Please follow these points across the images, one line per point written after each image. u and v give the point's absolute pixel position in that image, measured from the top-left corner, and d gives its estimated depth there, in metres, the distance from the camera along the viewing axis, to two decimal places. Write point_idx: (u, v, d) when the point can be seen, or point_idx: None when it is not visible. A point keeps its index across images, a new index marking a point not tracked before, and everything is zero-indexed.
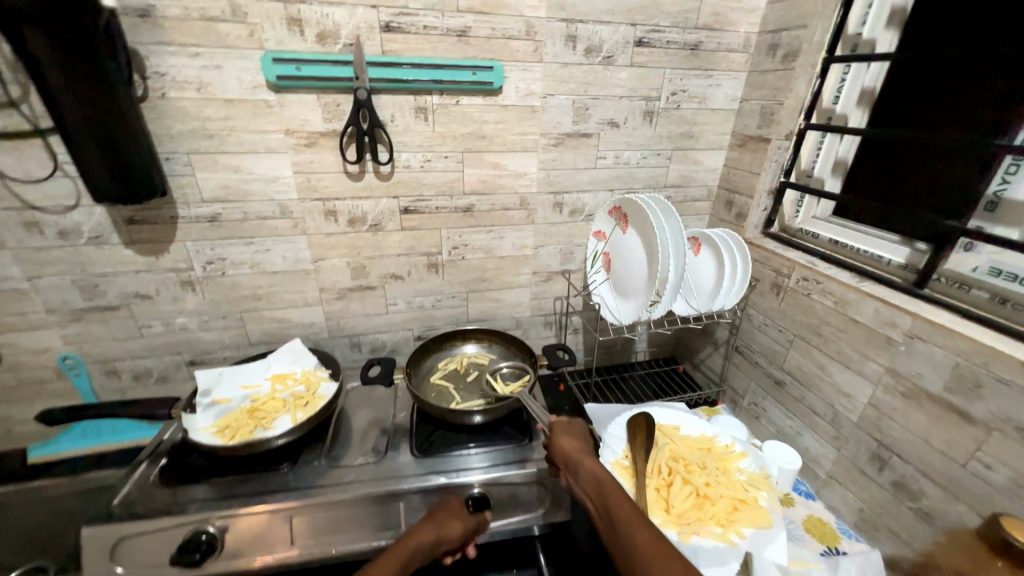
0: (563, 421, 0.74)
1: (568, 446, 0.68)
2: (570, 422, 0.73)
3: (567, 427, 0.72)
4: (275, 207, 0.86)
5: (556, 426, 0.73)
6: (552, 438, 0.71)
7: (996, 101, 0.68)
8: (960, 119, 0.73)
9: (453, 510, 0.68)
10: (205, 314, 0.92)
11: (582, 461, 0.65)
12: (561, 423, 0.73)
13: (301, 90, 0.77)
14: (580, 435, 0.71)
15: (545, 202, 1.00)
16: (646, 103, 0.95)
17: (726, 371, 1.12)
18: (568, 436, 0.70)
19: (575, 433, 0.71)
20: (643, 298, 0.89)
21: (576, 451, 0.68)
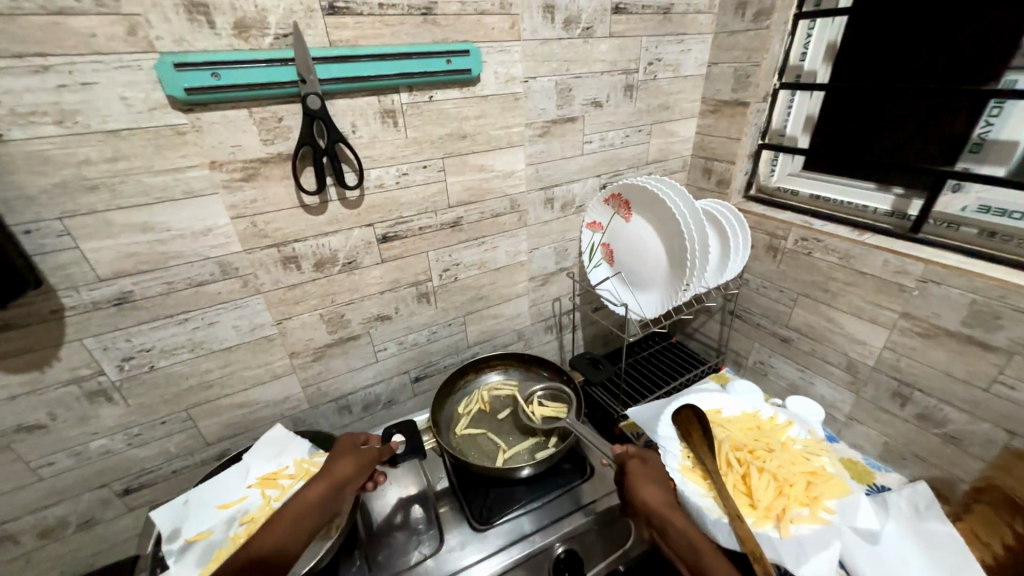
0: (638, 458, 0.65)
1: (650, 496, 0.60)
2: (647, 463, 0.65)
3: (645, 468, 0.64)
4: (212, 266, 0.64)
5: (630, 468, 0.64)
6: (629, 486, 0.62)
7: (966, 42, 0.69)
8: (924, 65, 0.73)
9: (338, 454, 0.65)
10: (133, 427, 0.68)
11: (670, 515, 0.58)
12: (636, 463, 0.64)
13: (224, 104, 0.56)
14: (658, 476, 0.63)
15: (536, 200, 0.89)
16: (626, 77, 0.88)
17: (726, 336, 1.14)
18: (647, 482, 0.62)
19: (653, 476, 0.63)
20: (672, 286, 0.84)
21: (661, 502, 0.59)
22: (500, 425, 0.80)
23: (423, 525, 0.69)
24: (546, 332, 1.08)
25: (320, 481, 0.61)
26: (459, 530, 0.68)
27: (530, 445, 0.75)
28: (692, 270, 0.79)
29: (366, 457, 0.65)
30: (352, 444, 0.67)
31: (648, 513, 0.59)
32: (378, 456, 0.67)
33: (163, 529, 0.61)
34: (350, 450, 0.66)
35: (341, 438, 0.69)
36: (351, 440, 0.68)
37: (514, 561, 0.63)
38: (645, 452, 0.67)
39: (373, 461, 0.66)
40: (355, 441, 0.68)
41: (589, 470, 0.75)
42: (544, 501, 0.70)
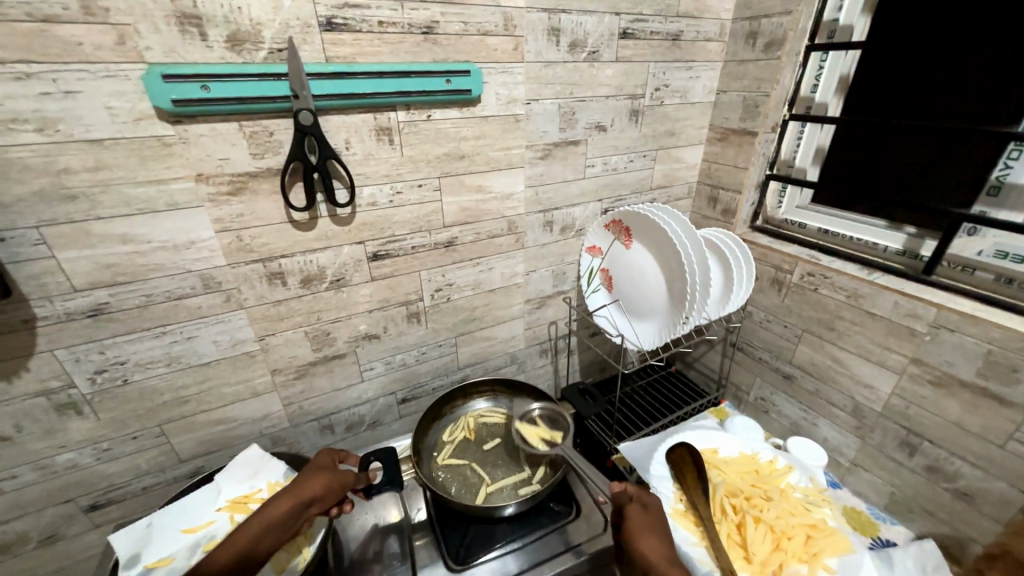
0: (638, 503, 0.61)
1: (650, 549, 0.56)
2: (647, 510, 0.61)
3: (646, 513, 0.60)
4: (194, 280, 0.62)
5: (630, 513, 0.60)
6: (628, 535, 0.58)
7: (981, 81, 0.66)
8: (938, 103, 0.71)
9: (312, 472, 0.62)
10: (103, 441, 0.66)
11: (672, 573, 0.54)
12: (636, 508, 0.61)
13: (213, 116, 0.55)
14: (658, 523, 0.59)
15: (535, 222, 0.87)
16: (632, 102, 0.86)
17: (727, 368, 1.10)
18: (647, 531, 0.58)
19: (654, 524, 0.59)
20: (671, 318, 0.81)
21: (662, 556, 0.55)
22: (486, 455, 0.76)
23: (397, 560, 0.66)
24: (540, 356, 1.04)
25: (289, 496, 0.58)
26: (434, 568, 0.64)
27: (515, 479, 0.71)
28: (692, 303, 0.76)
29: (339, 479, 0.62)
30: (330, 463, 0.65)
31: (647, 567, 0.55)
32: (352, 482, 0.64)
33: (122, 555, 0.58)
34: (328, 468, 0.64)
35: (320, 454, 0.66)
36: (328, 459, 0.65)
37: None
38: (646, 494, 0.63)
39: (346, 485, 0.63)
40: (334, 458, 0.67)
41: (575, 510, 0.71)
42: (525, 542, 0.67)
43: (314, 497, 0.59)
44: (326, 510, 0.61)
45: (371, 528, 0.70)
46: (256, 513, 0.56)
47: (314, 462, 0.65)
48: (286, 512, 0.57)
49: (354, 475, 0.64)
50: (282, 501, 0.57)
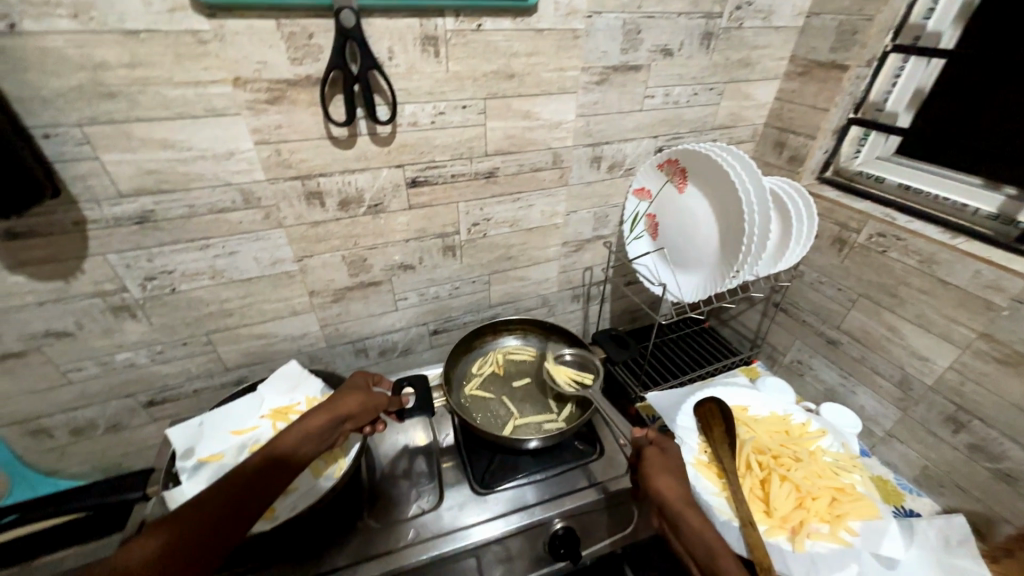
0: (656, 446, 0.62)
1: (668, 488, 0.57)
2: (667, 454, 0.61)
3: (664, 456, 0.61)
4: (234, 193, 0.61)
5: (647, 453, 0.61)
6: (644, 474, 0.59)
7: None
8: None
9: (346, 392, 0.64)
10: (156, 344, 0.69)
11: (687, 512, 0.55)
12: (654, 450, 0.61)
13: (249, 11, 0.50)
14: (675, 466, 0.60)
15: (582, 157, 0.80)
16: (706, 22, 0.75)
17: (765, 328, 1.06)
18: (664, 471, 0.59)
19: (672, 467, 0.60)
20: (721, 267, 0.77)
21: (679, 495, 0.56)
22: (514, 391, 0.77)
23: (425, 478, 0.70)
24: (572, 300, 1.03)
25: (328, 411, 0.60)
26: (459, 489, 0.67)
27: (541, 416, 0.72)
28: (747, 256, 0.71)
29: (373, 402, 0.65)
30: (364, 384, 0.67)
31: (663, 504, 0.56)
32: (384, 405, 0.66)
33: (178, 448, 0.63)
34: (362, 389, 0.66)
35: (353, 376, 0.68)
36: (360, 381, 0.67)
37: (510, 529, 0.62)
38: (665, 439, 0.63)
39: (378, 408, 0.65)
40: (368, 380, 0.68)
41: (598, 451, 0.72)
42: (547, 475, 0.69)
43: (350, 414, 0.61)
44: (359, 427, 0.64)
45: (401, 448, 0.74)
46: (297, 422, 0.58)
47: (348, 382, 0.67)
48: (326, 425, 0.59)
49: (386, 399, 0.67)
50: (322, 415, 0.60)
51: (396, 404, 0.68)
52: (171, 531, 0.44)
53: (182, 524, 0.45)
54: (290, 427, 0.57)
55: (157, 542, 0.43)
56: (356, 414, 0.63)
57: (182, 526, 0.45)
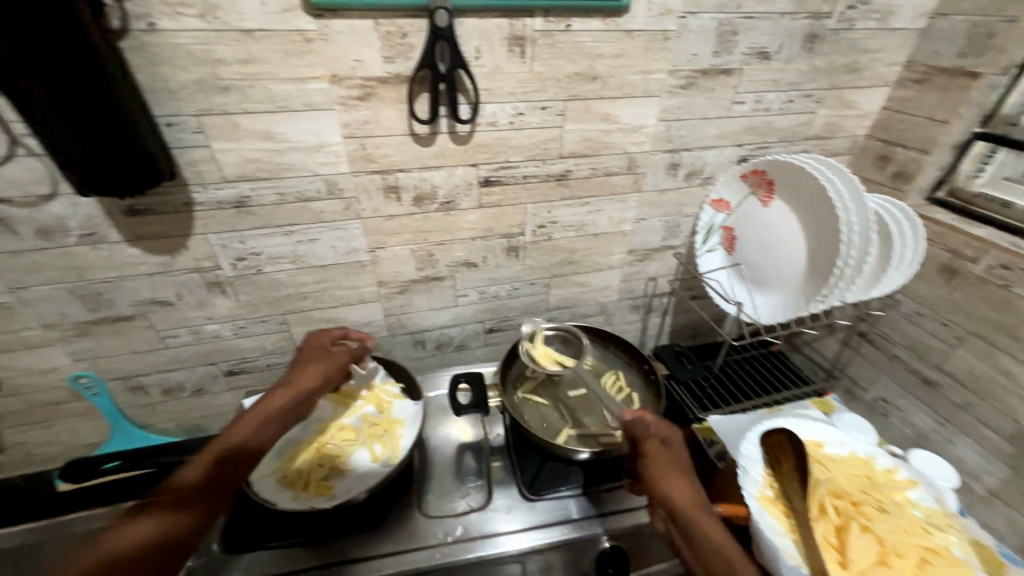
0: (655, 440, 0.60)
1: (676, 490, 0.56)
2: (671, 449, 0.60)
3: (663, 451, 0.59)
4: (320, 184, 0.64)
5: (648, 449, 0.59)
6: (649, 474, 0.58)
7: None
8: None
9: (301, 360, 0.67)
10: (240, 320, 0.75)
11: (694, 516, 0.54)
12: (654, 447, 0.59)
13: (351, 11, 0.53)
14: (676, 460, 0.59)
15: (658, 163, 0.77)
16: (811, 23, 0.69)
17: (846, 359, 0.96)
18: (668, 469, 0.58)
19: (676, 464, 0.58)
20: (805, 287, 0.71)
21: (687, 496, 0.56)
22: (569, 399, 0.75)
23: (474, 476, 0.70)
24: (632, 310, 0.99)
25: (298, 380, 0.64)
26: (508, 491, 0.67)
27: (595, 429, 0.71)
28: (839, 279, 0.66)
29: (333, 362, 0.68)
30: (320, 349, 0.69)
31: (672, 507, 0.55)
32: (343, 364, 0.69)
33: None
34: (318, 356, 0.68)
35: (305, 341, 0.70)
36: (315, 344, 0.69)
37: (558, 540, 0.61)
38: (659, 430, 0.61)
39: (337, 368, 0.68)
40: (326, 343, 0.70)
41: None
42: (598, 488, 0.67)
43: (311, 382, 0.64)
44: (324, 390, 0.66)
45: (452, 443, 0.75)
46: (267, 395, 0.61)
47: (306, 348, 0.69)
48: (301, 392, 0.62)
49: (346, 355, 0.70)
50: (294, 385, 0.63)
51: (361, 352, 0.71)
52: (199, 507, 0.46)
53: (201, 496, 0.47)
54: (262, 402, 0.59)
55: (189, 518, 0.46)
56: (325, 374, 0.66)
57: (205, 501, 0.47)
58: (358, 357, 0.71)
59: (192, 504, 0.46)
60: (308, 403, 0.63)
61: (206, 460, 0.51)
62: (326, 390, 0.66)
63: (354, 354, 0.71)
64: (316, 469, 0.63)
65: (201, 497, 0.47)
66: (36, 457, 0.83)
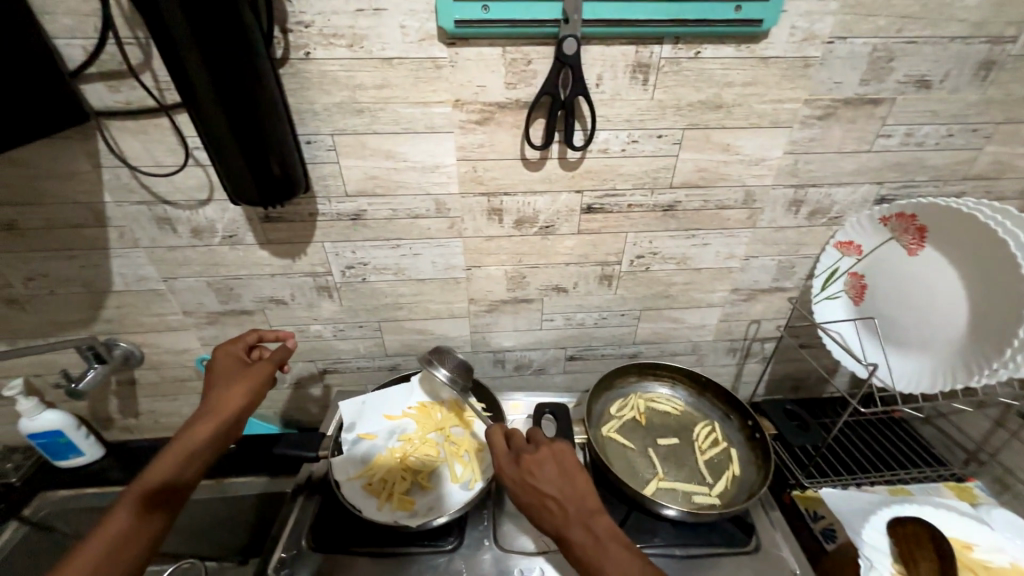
0: (534, 453, 0.56)
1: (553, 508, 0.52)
2: (535, 465, 0.55)
3: (536, 464, 0.55)
4: (430, 203, 0.66)
5: (529, 458, 0.56)
6: (529, 492, 0.54)
7: None
8: None
9: (224, 374, 0.64)
10: (340, 323, 0.79)
11: (577, 538, 0.50)
12: (522, 459, 0.56)
13: (482, 40, 0.54)
14: (569, 476, 0.54)
15: (779, 198, 0.70)
16: (990, 48, 0.59)
17: (996, 442, 0.80)
18: (545, 485, 0.54)
19: (560, 483, 0.54)
20: (959, 367, 0.62)
21: (563, 516, 0.52)
22: (656, 447, 0.70)
23: None
24: (726, 353, 0.91)
25: (224, 397, 0.62)
26: None
27: (688, 487, 0.65)
28: (1019, 350, 0.57)
29: (259, 372, 0.65)
30: (237, 361, 0.66)
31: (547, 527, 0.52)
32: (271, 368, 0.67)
33: (345, 420, 0.72)
34: (240, 368, 0.66)
35: (217, 359, 0.66)
36: (239, 358, 0.67)
37: None
38: (527, 444, 0.58)
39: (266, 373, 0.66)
40: (242, 354, 0.67)
41: (753, 545, 0.62)
42: (688, 554, 0.61)
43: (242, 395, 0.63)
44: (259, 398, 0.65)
45: None
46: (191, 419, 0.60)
47: (218, 368, 0.65)
48: (231, 408, 0.61)
49: (273, 362, 0.67)
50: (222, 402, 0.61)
51: (286, 355, 0.69)
52: (166, 510, 0.52)
53: (163, 505, 0.52)
54: (185, 427, 0.58)
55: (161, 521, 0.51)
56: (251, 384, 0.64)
57: (166, 506, 0.52)
58: (283, 361, 0.69)
59: (154, 513, 0.51)
60: (242, 418, 0.62)
61: (150, 474, 0.54)
62: (259, 402, 0.65)
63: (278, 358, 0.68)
64: (400, 481, 0.65)
65: (159, 506, 0.51)
66: (159, 425, 0.94)
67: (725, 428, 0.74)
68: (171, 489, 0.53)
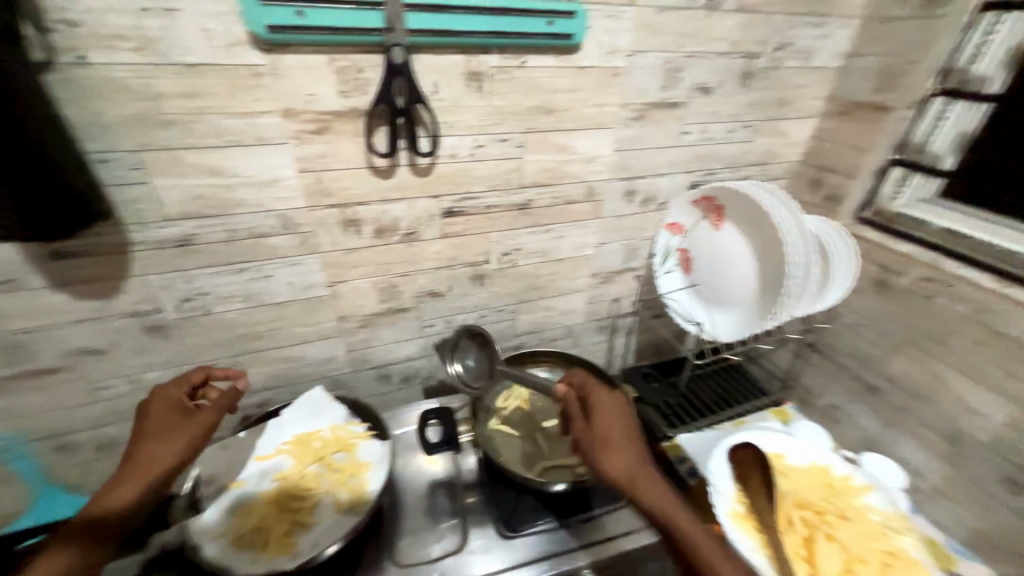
0: (606, 401, 0.59)
1: (620, 449, 0.55)
2: (609, 407, 0.59)
3: (609, 413, 0.58)
4: (274, 220, 0.61)
5: (600, 404, 0.59)
6: (598, 435, 0.56)
7: None
8: None
9: (160, 425, 0.57)
10: (184, 365, 0.69)
11: (645, 476, 0.53)
12: (597, 408, 0.58)
13: (304, 46, 0.52)
14: (632, 423, 0.58)
15: (616, 190, 0.80)
16: (746, 62, 0.75)
17: (797, 370, 1.01)
18: (625, 431, 0.56)
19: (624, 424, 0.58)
20: (753, 321, 0.76)
21: (637, 456, 0.55)
22: (541, 428, 0.75)
23: (446, 516, 0.66)
24: (598, 331, 1.00)
25: (145, 446, 0.55)
26: (483, 530, 0.64)
27: (570, 459, 0.70)
28: (788, 296, 0.70)
29: (199, 424, 0.58)
30: (176, 403, 0.59)
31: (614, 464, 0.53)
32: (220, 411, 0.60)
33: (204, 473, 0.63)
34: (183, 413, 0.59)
35: (153, 404, 0.58)
36: (176, 402, 0.59)
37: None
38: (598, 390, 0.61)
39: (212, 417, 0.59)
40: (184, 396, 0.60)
41: (628, 498, 0.69)
42: (575, 521, 0.65)
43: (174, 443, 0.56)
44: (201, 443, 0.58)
45: (424, 482, 0.70)
46: (134, 467, 0.53)
47: (152, 412, 0.58)
48: (164, 461, 0.54)
49: (218, 408, 0.60)
50: (147, 453, 0.54)
51: (230, 400, 0.61)
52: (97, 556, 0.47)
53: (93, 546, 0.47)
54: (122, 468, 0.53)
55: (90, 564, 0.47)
56: (183, 435, 0.57)
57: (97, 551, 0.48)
58: (230, 406, 0.61)
59: (94, 560, 0.47)
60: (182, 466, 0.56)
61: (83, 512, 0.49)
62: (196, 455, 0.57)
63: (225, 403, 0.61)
64: (278, 523, 0.59)
65: (102, 546, 0.48)
66: None
67: None
68: (97, 534, 0.48)
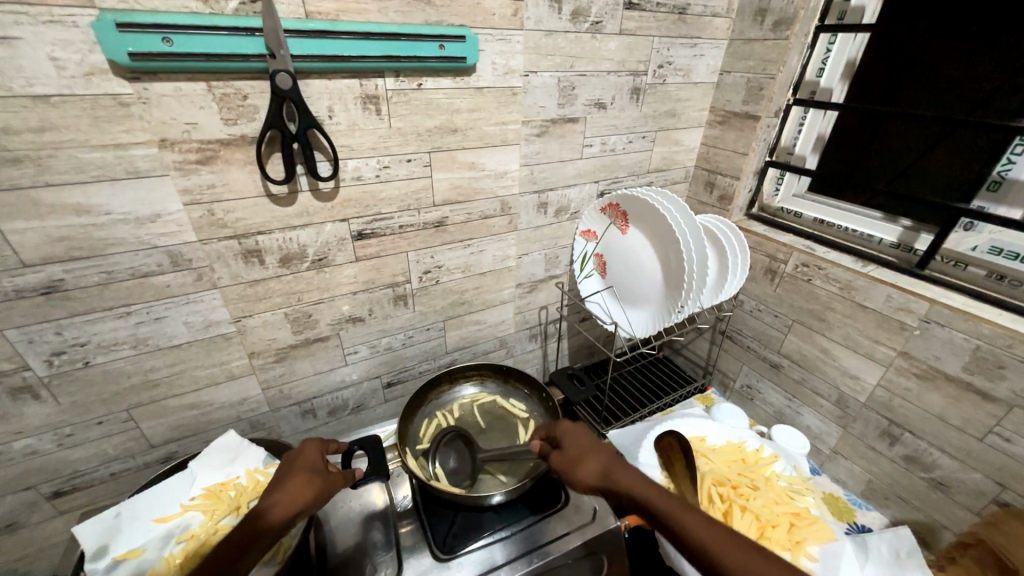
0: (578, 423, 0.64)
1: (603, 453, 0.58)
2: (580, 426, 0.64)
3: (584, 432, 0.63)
4: (160, 256, 0.57)
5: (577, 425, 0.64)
6: (573, 454, 0.59)
7: (974, 78, 0.65)
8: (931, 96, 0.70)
9: (308, 466, 0.57)
10: (63, 428, 0.61)
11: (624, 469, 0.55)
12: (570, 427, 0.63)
13: (176, 74, 0.49)
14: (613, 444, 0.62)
15: (528, 203, 0.83)
16: (634, 79, 0.82)
17: (714, 356, 1.09)
18: (595, 444, 0.60)
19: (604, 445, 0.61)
20: (660, 314, 0.82)
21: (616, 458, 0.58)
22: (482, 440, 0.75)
23: (381, 549, 0.64)
24: (530, 340, 1.02)
25: (296, 479, 0.55)
26: (420, 557, 0.63)
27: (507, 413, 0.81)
28: (689, 292, 0.75)
29: (329, 484, 0.56)
30: (320, 458, 0.59)
31: (594, 468, 0.56)
32: (341, 479, 0.58)
33: (88, 547, 0.54)
34: (319, 466, 0.58)
35: (302, 450, 0.60)
36: (322, 453, 0.60)
37: None
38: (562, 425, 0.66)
39: (337, 481, 0.58)
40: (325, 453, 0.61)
41: (563, 500, 0.70)
42: (513, 531, 0.66)
43: (303, 499, 0.53)
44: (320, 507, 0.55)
45: (357, 515, 0.67)
46: (278, 496, 0.53)
47: (298, 461, 0.58)
48: (296, 497, 0.53)
49: (343, 474, 0.59)
50: (298, 485, 0.54)
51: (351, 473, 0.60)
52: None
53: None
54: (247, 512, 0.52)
55: None
56: (327, 483, 0.56)
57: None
58: (349, 478, 0.59)
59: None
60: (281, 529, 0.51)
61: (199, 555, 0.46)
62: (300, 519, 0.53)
63: (347, 474, 0.60)
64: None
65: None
66: None
67: (533, 407, 0.82)
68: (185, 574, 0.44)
